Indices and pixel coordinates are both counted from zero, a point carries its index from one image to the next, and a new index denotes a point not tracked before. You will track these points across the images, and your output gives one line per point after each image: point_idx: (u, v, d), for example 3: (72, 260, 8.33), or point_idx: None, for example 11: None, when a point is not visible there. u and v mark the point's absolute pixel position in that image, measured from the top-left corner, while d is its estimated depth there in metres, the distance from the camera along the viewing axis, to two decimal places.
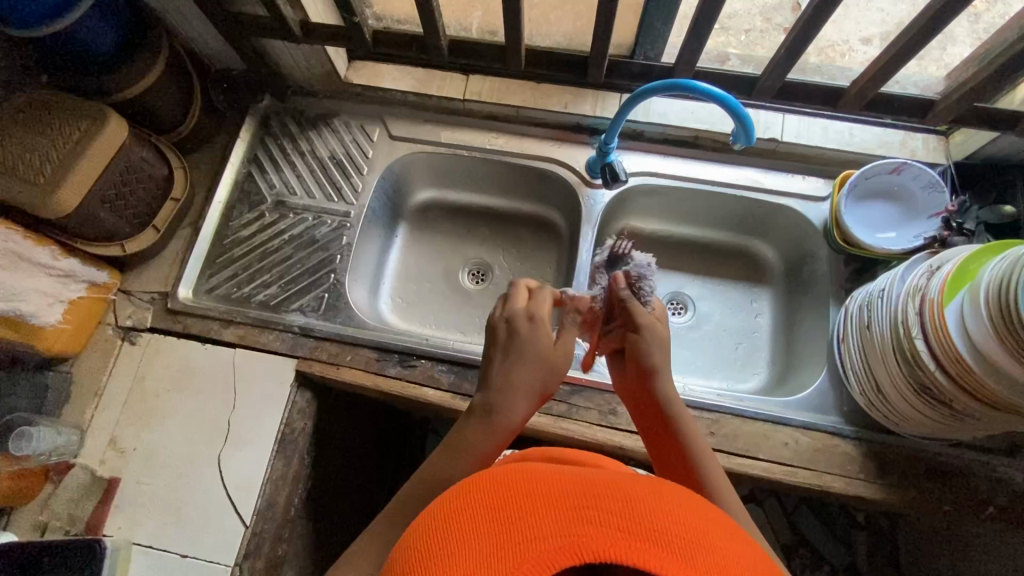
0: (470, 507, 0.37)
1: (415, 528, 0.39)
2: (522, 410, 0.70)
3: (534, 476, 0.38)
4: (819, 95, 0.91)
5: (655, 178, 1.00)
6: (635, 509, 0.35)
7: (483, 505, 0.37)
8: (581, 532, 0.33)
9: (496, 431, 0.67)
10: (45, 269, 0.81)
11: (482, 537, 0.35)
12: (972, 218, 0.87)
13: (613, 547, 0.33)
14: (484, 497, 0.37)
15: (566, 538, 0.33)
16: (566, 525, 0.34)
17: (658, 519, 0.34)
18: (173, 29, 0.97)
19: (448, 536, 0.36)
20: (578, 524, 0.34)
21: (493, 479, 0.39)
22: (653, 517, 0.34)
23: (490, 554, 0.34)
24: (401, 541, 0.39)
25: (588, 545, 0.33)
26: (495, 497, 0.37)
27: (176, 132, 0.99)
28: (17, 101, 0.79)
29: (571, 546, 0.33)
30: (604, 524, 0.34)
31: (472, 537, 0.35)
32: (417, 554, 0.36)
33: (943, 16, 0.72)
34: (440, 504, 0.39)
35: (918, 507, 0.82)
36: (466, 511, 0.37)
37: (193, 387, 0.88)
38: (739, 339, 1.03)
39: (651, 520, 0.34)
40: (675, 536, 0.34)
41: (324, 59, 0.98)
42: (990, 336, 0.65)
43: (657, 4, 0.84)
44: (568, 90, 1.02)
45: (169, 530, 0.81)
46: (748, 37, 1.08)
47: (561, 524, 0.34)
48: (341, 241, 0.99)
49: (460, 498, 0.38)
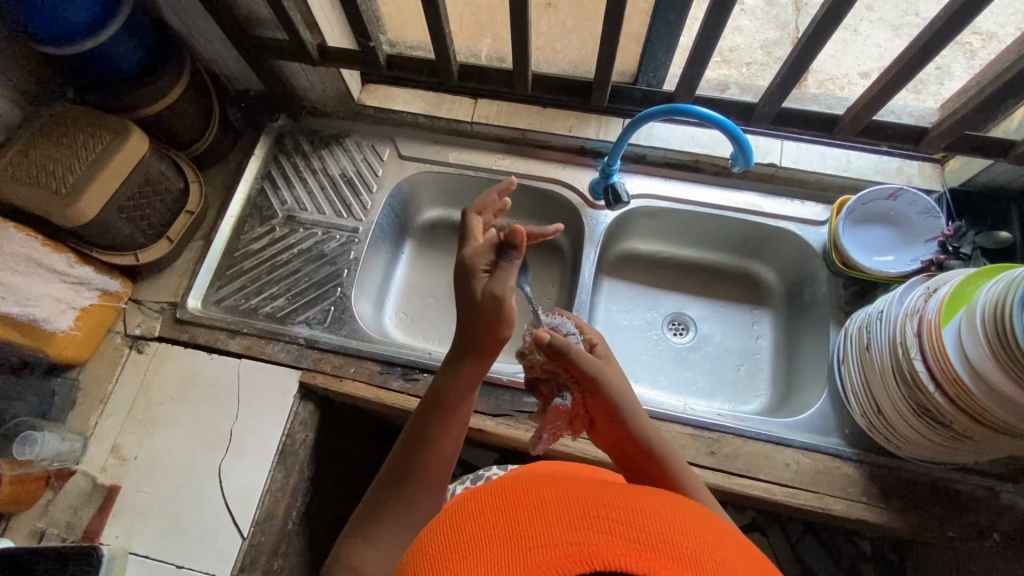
0: (483, 515, 0.37)
1: (429, 535, 0.39)
2: (475, 372, 0.63)
3: (542, 488, 0.38)
4: (817, 122, 0.94)
5: (656, 200, 1.03)
6: (646, 521, 0.34)
7: (498, 513, 0.36)
8: (593, 541, 0.33)
9: (453, 404, 0.62)
10: (61, 275, 0.83)
11: (494, 545, 0.34)
12: (969, 242, 0.89)
13: (622, 555, 0.32)
14: (495, 505, 0.37)
15: (576, 546, 0.32)
16: (576, 533, 0.33)
17: (668, 532, 0.34)
18: (196, 51, 1.02)
19: (459, 542, 0.36)
20: (589, 533, 0.33)
21: (501, 489, 0.39)
22: (663, 529, 0.34)
23: (501, 560, 0.33)
24: (413, 546, 0.40)
25: (599, 553, 0.32)
26: (504, 505, 0.37)
27: (194, 148, 1.02)
28: (46, 115, 0.83)
29: (581, 553, 0.32)
30: (615, 534, 0.33)
31: (483, 545, 0.35)
32: (429, 559, 0.36)
33: (932, 47, 0.75)
34: (452, 512, 0.39)
35: (923, 534, 0.81)
36: (476, 518, 0.37)
37: (197, 396, 0.88)
38: (740, 360, 1.04)
39: (663, 533, 0.33)
40: (686, 548, 0.33)
41: (339, 82, 1.03)
42: (991, 360, 0.65)
43: (659, 35, 0.88)
44: (573, 116, 1.07)
45: (166, 540, 0.80)
46: (748, 69, 1.12)
47: (571, 533, 0.33)
48: (349, 256, 1.02)
49: (473, 507, 0.38)
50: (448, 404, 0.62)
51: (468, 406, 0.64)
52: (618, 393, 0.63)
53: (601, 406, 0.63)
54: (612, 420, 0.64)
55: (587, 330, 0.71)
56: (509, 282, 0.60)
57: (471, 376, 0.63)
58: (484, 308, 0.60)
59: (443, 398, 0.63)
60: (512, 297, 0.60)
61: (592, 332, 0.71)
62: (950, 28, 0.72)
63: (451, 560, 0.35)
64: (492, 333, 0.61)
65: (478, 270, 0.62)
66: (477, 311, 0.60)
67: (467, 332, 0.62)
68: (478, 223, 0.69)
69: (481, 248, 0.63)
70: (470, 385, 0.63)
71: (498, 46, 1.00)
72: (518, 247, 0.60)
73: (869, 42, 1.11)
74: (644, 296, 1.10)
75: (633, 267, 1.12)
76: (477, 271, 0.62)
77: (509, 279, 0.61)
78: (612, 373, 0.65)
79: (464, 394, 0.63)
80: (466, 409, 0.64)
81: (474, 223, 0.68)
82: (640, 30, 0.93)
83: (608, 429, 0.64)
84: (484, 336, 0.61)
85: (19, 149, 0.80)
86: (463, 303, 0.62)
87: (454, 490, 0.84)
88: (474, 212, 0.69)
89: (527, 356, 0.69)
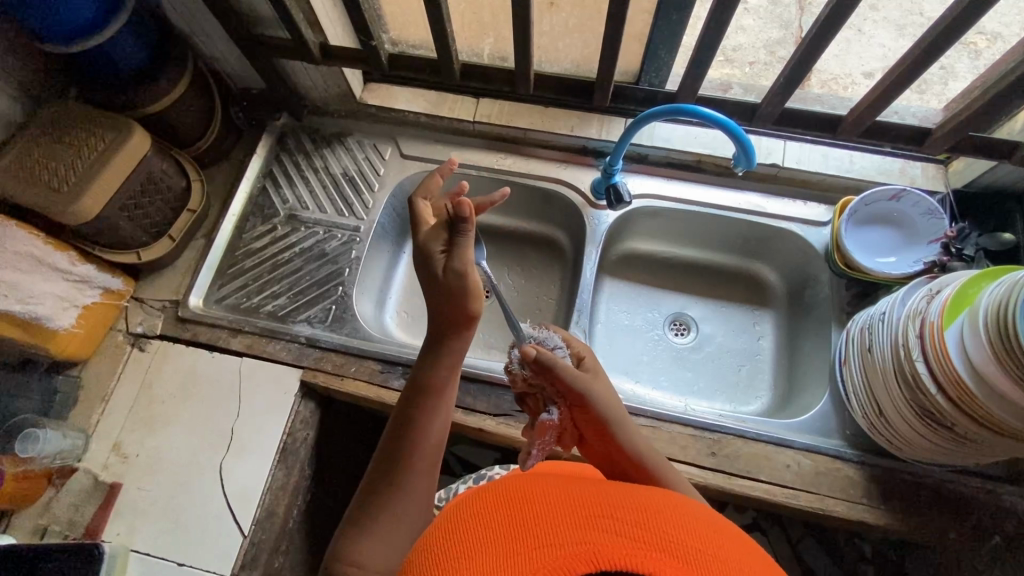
0: (487, 516, 0.37)
1: (432, 537, 0.39)
2: (455, 349, 0.64)
3: (544, 489, 0.38)
4: (820, 123, 0.93)
5: (658, 200, 1.02)
6: (650, 520, 0.34)
7: (502, 512, 0.36)
8: (598, 541, 0.32)
9: (436, 383, 0.63)
10: (63, 273, 0.83)
11: (499, 546, 0.34)
12: (972, 244, 0.89)
13: (628, 555, 0.31)
14: (498, 507, 0.37)
15: (582, 545, 0.32)
16: (581, 533, 0.33)
17: (673, 532, 0.34)
18: (198, 50, 1.02)
19: (462, 542, 0.36)
20: (594, 533, 0.33)
21: (505, 490, 0.39)
22: (669, 529, 0.34)
23: (505, 560, 0.33)
24: (416, 548, 0.39)
25: (604, 553, 0.32)
26: (509, 507, 0.36)
27: (196, 147, 1.02)
28: (48, 114, 0.83)
29: (587, 553, 0.32)
30: (621, 534, 0.33)
31: (486, 545, 0.34)
32: (432, 560, 0.36)
33: (935, 49, 0.75)
34: (457, 512, 0.39)
35: (924, 535, 0.81)
36: (480, 520, 0.37)
37: (198, 394, 0.89)
38: (741, 360, 1.04)
39: (667, 532, 0.33)
40: (691, 549, 0.33)
41: (341, 81, 1.03)
42: (994, 362, 0.65)
43: (662, 34, 0.88)
44: (575, 115, 1.06)
45: (167, 537, 0.81)
46: (753, 69, 1.12)
47: (576, 533, 0.33)
48: (350, 255, 1.02)
49: (476, 508, 0.38)
50: (431, 384, 0.63)
51: (451, 385, 0.65)
52: (605, 406, 0.63)
53: (590, 421, 0.63)
54: (601, 434, 0.63)
55: (575, 343, 0.71)
56: (468, 256, 0.62)
57: (449, 358, 0.64)
58: (449, 286, 0.62)
59: (423, 382, 0.64)
60: (474, 270, 0.62)
61: (581, 346, 0.71)
62: (955, 29, 0.72)
63: (455, 562, 0.34)
64: (462, 310, 0.62)
65: (436, 252, 0.63)
66: (444, 290, 0.62)
67: (438, 313, 0.64)
68: (424, 205, 0.68)
69: (435, 229, 0.64)
70: (451, 367, 0.64)
71: (501, 46, 1.00)
72: (468, 219, 0.61)
73: (872, 42, 1.11)
74: (645, 296, 1.10)
75: (634, 267, 1.11)
76: (433, 252, 0.63)
77: (467, 255, 0.62)
78: (600, 387, 0.65)
79: (445, 375, 0.64)
80: (449, 391, 0.65)
81: (422, 208, 0.67)
82: (643, 30, 0.92)
83: (597, 443, 0.64)
84: (455, 314, 0.63)
85: (21, 147, 0.80)
86: (428, 286, 0.64)
87: (455, 490, 0.84)
88: (420, 197, 0.68)
89: (512, 371, 0.69)
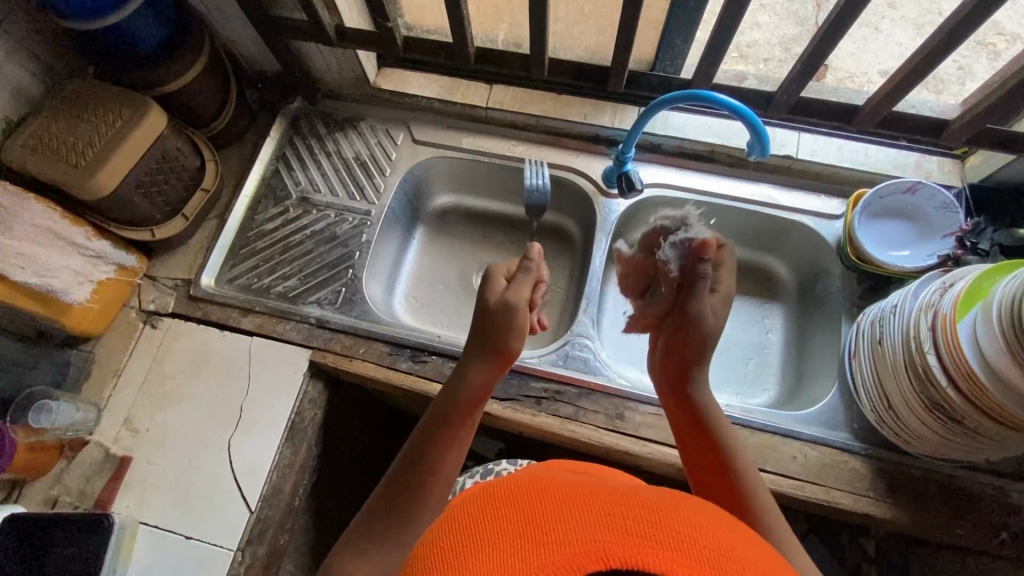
0: (493, 511, 0.36)
1: (439, 531, 0.38)
2: (486, 378, 0.67)
3: (549, 486, 0.37)
4: (834, 113, 0.93)
5: (670, 190, 1.02)
6: (665, 518, 0.34)
7: (510, 508, 0.36)
8: (609, 538, 0.32)
9: (463, 411, 0.65)
10: (78, 247, 0.83)
11: (506, 542, 0.34)
12: (987, 239, 0.87)
13: (640, 554, 0.31)
14: (505, 503, 0.36)
15: (593, 543, 0.32)
16: (594, 531, 0.33)
17: (687, 531, 0.33)
18: (214, 31, 1.03)
19: (471, 539, 0.35)
20: (606, 530, 0.33)
21: (512, 486, 0.38)
22: (681, 527, 0.34)
23: (512, 556, 0.33)
24: (425, 537, 0.39)
25: (616, 551, 0.32)
26: (516, 503, 0.36)
27: (210, 128, 1.03)
28: (67, 90, 0.84)
29: (597, 550, 0.32)
30: (631, 532, 0.33)
31: (496, 540, 0.34)
32: (438, 554, 0.36)
33: (956, 37, 0.74)
34: (460, 508, 0.39)
35: (933, 531, 0.81)
36: (487, 512, 0.37)
37: (208, 372, 0.90)
38: (749, 353, 1.03)
39: (682, 530, 0.33)
40: (704, 548, 0.33)
41: (355, 64, 1.04)
42: (1007, 359, 0.64)
43: (678, 22, 0.88)
44: (588, 103, 1.06)
45: (175, 510, 0.82)
46: (767, 65, 1.11)
47: (587, 530, 0.33)
48: (361, 239, 1.02)
49: (482, 502, 0.38)
50: (457, 412, 0.65)
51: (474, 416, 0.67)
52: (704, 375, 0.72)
53: (679, 336, 0.73)
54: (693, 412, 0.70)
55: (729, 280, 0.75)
56: (523, 293, 0.69)
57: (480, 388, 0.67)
58: (501, 313, 0.68)
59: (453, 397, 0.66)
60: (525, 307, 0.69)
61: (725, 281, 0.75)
62: (973, 20, 0.71)
63: (462, 556, 0.34)
64: (503, 348, 0.68)
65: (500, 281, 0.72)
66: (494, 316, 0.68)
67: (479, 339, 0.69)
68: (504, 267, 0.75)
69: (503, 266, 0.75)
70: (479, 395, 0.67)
71: (516, 32, 1.00)
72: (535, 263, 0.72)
73: (889, 41, 1.10)
74: None
75: None
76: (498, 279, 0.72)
77: (524, 289, 0.70)
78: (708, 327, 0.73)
79: (470, 399, 0.66)
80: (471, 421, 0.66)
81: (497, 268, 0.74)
82: (659, 17, 0.92)
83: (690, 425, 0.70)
84: (497, 344, 0.68)
85: (40, 122, 0.81)
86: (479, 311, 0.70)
87: (463, 483, 0.84)
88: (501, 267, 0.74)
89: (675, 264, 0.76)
